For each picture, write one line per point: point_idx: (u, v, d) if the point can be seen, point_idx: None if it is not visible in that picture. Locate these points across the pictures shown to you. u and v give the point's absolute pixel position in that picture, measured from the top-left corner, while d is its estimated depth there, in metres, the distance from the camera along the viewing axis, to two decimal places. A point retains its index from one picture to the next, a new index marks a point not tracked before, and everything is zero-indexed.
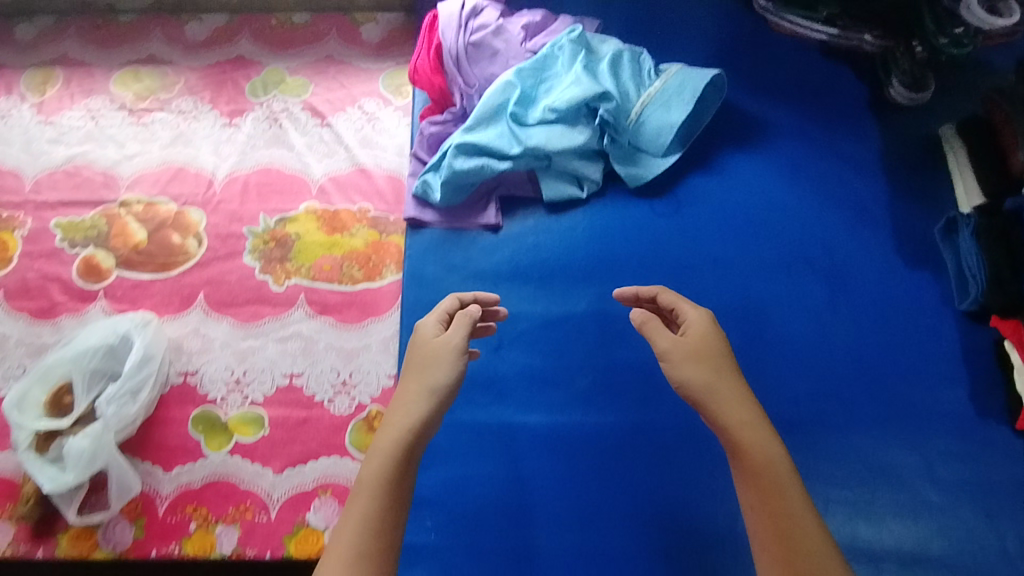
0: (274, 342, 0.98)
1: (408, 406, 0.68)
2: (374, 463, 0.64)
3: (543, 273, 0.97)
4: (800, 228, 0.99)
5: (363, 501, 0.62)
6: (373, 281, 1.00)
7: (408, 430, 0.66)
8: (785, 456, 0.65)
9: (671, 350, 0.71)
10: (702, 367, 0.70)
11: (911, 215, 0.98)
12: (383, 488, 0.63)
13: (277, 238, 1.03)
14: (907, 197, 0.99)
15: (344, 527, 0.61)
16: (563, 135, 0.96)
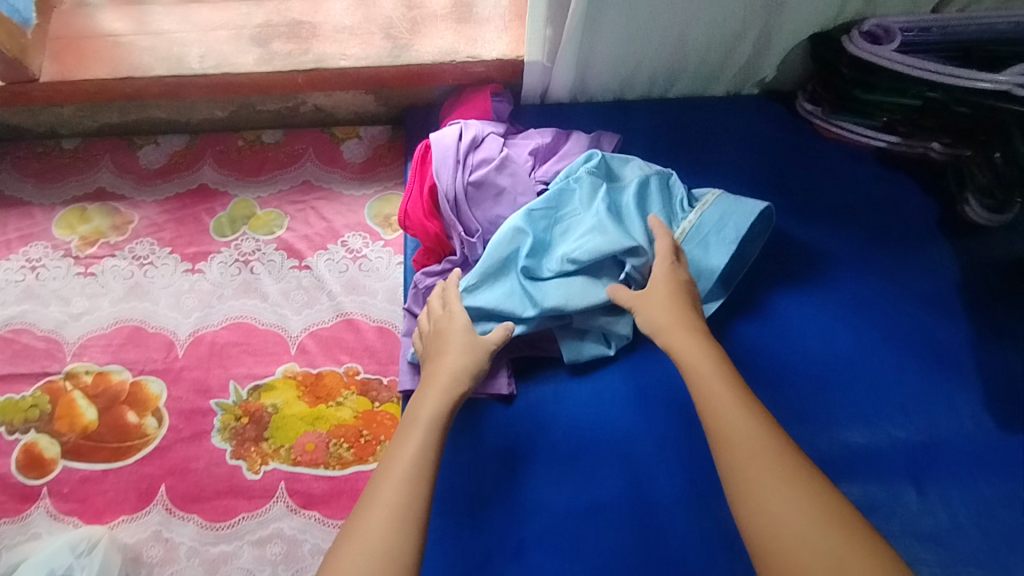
0: (249, 547, 0.81)
1: (438, 392, 0.70)
2: (396, 472, 0.63)
3: (569, 449, 0.79)
4: (877, 380, 0.81)
5: (395, 482, 0.61)
6: (366, 463, 0.84)
7: (440, 410, 0.69)
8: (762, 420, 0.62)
9: (635, 298, 0.75)
10: (669, 312, 0.73)
11: (1011, 358, 0.80)
12: (423, 449, 0.65)
13: (250, 412, 0.87)
14: (1001, 334, 0.81)
15: (386, 484, 0.61)
16: (589, 291, 0.77)
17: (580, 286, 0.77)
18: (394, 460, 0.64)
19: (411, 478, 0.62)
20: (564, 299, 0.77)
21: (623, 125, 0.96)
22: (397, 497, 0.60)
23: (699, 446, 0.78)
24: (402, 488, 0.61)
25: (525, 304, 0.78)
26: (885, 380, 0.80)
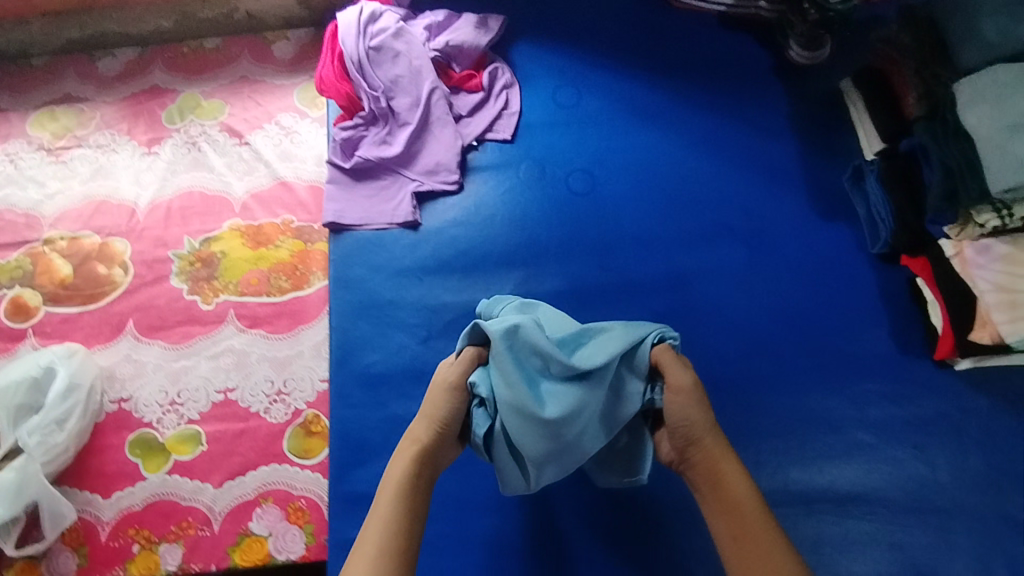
0: (206, 360, 0.98)
1: (409, 462, 0.71)
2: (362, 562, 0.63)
3: (466, 263, 0.98)
4: (716, 193, 0.99)
5: (366, 554, 0.64)
6: (301, 290, 1.01)
7: (409, 479, 0.69)
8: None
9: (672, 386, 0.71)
10: (698, 402, 0.71)
11: (822, 167, 0.99)
12: (388, 529, 0.66)
13: (202, 258, 1.04)
14: (817, 151, 1.00)
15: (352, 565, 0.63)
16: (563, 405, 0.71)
17: (534, 400, 0.70)
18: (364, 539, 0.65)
19: (379, 555, 0.64)
20: (512, 404, 0.70)
21: (508, 9, 1.13)
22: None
23: (570, 255, 0.97)
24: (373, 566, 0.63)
25: (503, 366, 0.70)
26: (720, 191, 0.99)
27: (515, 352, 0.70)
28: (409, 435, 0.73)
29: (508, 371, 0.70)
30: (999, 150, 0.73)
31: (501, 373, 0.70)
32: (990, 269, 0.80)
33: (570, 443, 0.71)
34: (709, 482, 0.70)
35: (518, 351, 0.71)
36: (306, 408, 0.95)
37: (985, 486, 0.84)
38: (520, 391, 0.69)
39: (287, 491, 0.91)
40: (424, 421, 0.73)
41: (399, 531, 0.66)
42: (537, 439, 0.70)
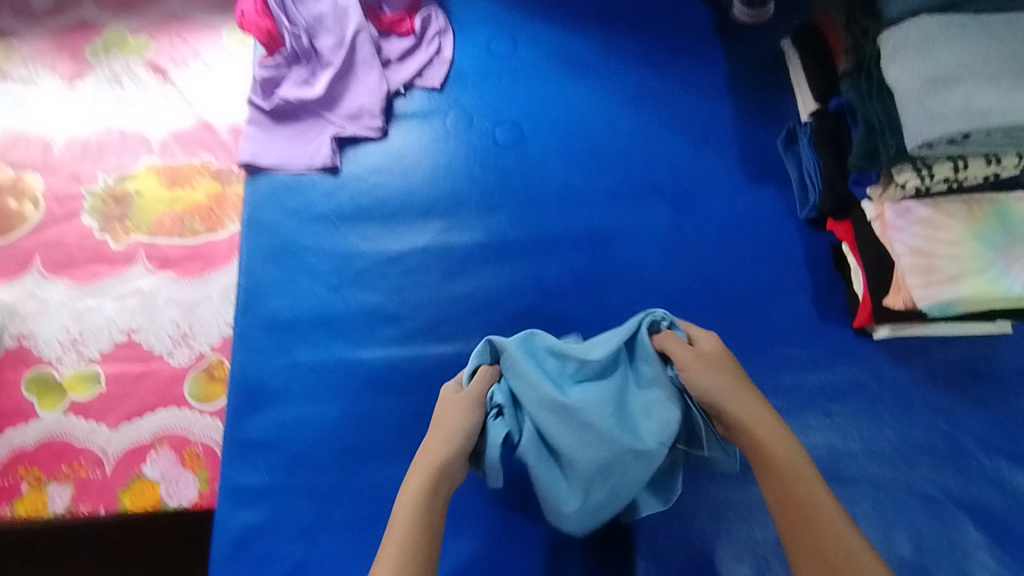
0: (111, 300, 0.95)
1: (422, 480, 0.66)
2: None
3: (385, 211, 0.96)
4: (646, 151, 0.97)
5: (384, 575, 0.59)
6: (215, 233, 0.98)
7: (426, 496, 0.65)
8: (865, 545, 0.59)
9: (682, 358, 0.70)
10: (717, 371, 0.69)
11: (757, 129, 0.98)
12: (405, 548, 0.61)
13: (116, 196, 1.01)
14: (752, 112, 0.99)
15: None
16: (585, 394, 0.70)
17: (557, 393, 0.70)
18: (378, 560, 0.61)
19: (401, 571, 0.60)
20: (536, 403, 0.70)
21: None
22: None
23: (493, 207, 0.95)
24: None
25: (518, 366, 0.71)
26: (651, 150, 0.97)
27: (529, 355, 0.72)
28: (422, 454, 0.68)
29: (524, 372, 0.70)
30: (919, 106, 0.72)
31: (519, 375, 0.70)
32: (908, 233, 0.80)
33: (610, 437, 0.68)
34: (749, 446, 0.66)
35: (533, 355, 0.72)
36: (210, 353, 0.93)
37: (894, 458, 0.82)
38: (541, 389, 0.70)
39: (183, 436, 0.88)
40: (439, 439, 0.69)
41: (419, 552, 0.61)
42: (567, 432, 0.69)
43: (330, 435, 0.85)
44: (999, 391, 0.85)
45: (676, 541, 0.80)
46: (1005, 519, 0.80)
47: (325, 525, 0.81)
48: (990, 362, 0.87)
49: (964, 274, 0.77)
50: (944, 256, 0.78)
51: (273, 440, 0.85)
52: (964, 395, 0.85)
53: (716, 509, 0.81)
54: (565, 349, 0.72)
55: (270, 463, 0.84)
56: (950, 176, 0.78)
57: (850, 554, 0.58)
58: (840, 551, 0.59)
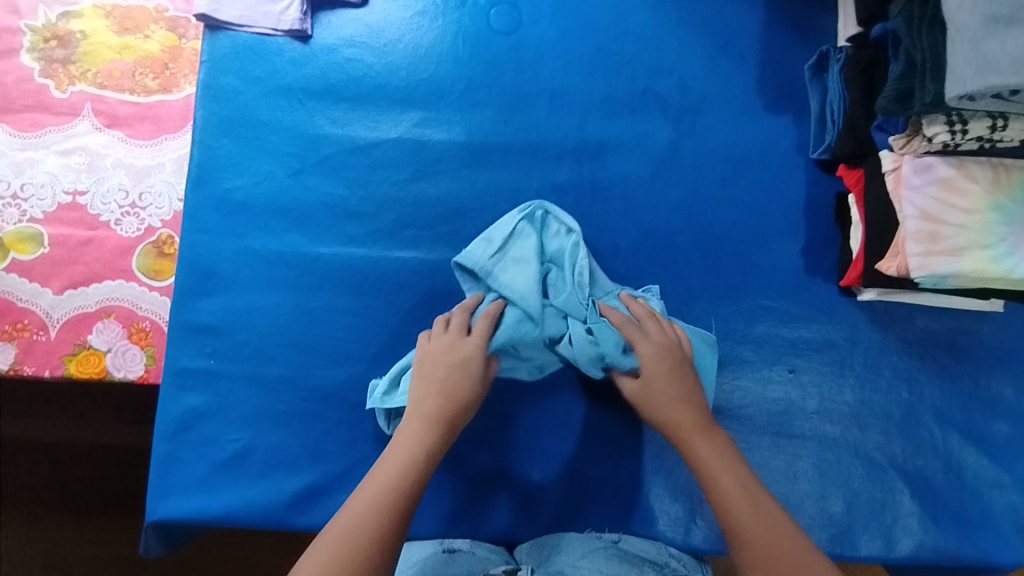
0: (55, 156, 0.88)
1: (412, 444, 0.67)
2: (398, 449, 0.66)
3: (357, 92, 0.87)
4: (655, 56, 0.88)
5: (407, 439, 0.67)
6: (169, 93, 0.90)
7: (412, 456, 0.66)
8: (736, 455, 0.67)
9: (643, 390, 0.72)
10: (668, 378, 0.71)
11: (783, 48, 0.89)
12: (386, 495, 0.62)
13: (59, 35, 0.91)
14: (780, 27, 0.89)
15: (338, 525, 0.60)
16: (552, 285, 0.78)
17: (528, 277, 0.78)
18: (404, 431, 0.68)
19: (381, 508, 0.61)
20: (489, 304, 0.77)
21: None
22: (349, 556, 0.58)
23: (477, 100, 0.86)
24: (390, 477, 0.64)
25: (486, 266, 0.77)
26: (660, 58, 0.88)
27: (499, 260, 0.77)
28: (414, 415, 0.69)
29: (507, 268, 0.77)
30: (971, 48, 0.62)
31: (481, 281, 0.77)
32: (922, 194, 0.73)
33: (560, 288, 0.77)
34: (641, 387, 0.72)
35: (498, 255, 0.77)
36: (160, 227, 0.87)
37: (848, 421, 0.81)
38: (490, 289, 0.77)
39: (130, 310, 0.85)
40: (429, 402, 0.70)
41: (401, 500, 0.63)
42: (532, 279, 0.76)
43: (279, 327, 0.82)
44: (971, 368, 0.83)
45: (620, 476, 0.81)
46: (944, 492, 0.80)
47: (267, 416, 0.80)
48: (969, 337, 0.84)
49: (970, 247, 0.71)
50: (954, 225, 0.71)
51: (221, 326, 0.82)
52: (934, 366, 0.83)
53: (657, 448, 0.81)
54: (527, 248, 0.78)
55: (216, 350, 0.82)
56: (985, 135, 0.68)
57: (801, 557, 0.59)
58: (789, 557, 0.59)
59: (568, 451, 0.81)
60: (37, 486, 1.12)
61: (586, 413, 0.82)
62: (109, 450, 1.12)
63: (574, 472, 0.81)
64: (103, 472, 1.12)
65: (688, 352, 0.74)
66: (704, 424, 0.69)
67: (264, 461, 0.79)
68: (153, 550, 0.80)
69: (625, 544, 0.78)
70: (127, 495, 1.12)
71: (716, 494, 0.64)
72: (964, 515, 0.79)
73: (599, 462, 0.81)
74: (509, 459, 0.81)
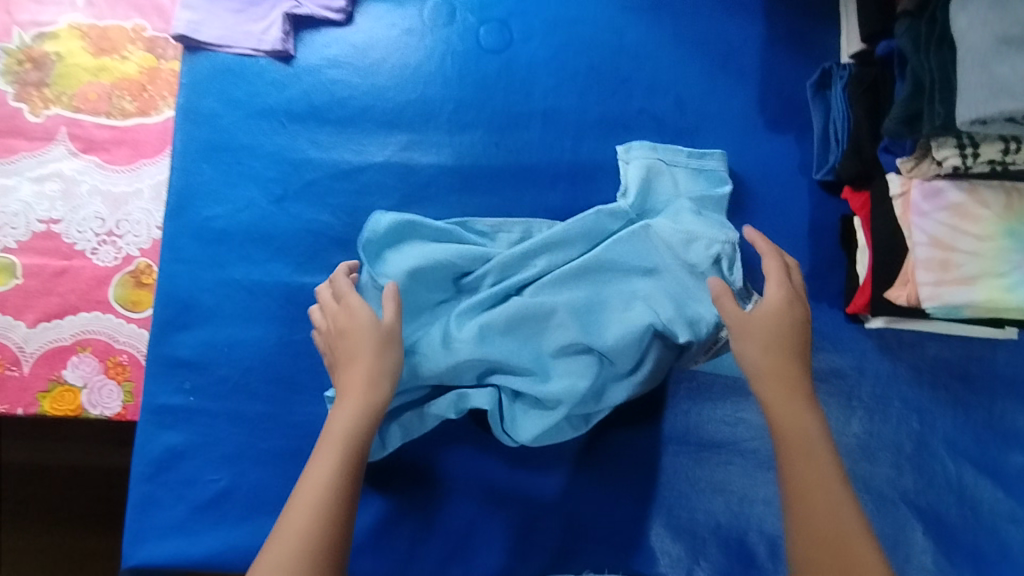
0: (29, 182, 0.85)
1: (330, 460, 0.59)
2: (324, 460, 0.59)
3: (342, 114, 0.83)
4: (651, 73, 0.85)
5: (333, 446, 0.60)
6: (147, 117, 0.87)
7: (334, 474, 0.58)
8: (819, 428, 0.61)
9: (734, 324, 0.65)
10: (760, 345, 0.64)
11: (784, 65, 0.86)
12: (319, 517, 0.56)
13: (33, 57, 0.88)
14: (780, 44, 0.86)
15: (280, 539, 0.55)
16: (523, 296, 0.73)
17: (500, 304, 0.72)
18: (332, 424, 0.62)
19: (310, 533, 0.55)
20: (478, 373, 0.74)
21: None
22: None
23: (467, 121, 0.83)
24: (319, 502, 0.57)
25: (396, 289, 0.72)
26: (657, 76, 0.85)
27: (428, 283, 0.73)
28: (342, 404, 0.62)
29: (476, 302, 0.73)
30: (982, 70, 0.58)
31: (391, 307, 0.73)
32: (932, 220, 0.70)
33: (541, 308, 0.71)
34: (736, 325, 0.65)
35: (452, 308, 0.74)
36: (138, 256, 0.84)
37: (857, 454, 0.78)
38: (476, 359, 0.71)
39: (107, 343, 0.82)
40: (347, 415, 0.62)
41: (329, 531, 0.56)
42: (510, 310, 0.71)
43: (262, 361, 0.78)
44: (984, 397, 0.79)
45: (619, 514, 0.77)
46: (958, 528, 0.76)
47: (250, 455, 0.76)
48: (982, 364, 0.80)
49: (983, 276, 0.67)
50: (966, 252, 0.68)
51: (200, 360, 0.78)
52: (946, 396, 0.79)
53: (658, 484, 0.78)
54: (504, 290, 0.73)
55: (196, 385, 0.78)
56: (998, 158, 0.65)
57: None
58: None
59: (565, 487, 0.77)
60: (18, 522, 1.08)
61: (582, 448, 0.78)
62: (89, 471, 1.09)
63: (573, 509, 0.77)
64: (83, 495, 1.09)
65: (797, 319, 0.66)
66: (797, 393, 0.62)
67: (246, 503, 0.75)
68: None
69: None
70: (107, 516, 1.08)
71: (786, 474, 0.59)
72: (980, 553, 0.75)
73: (598, 499, 0.77)
74: (505, 496, 0.77)
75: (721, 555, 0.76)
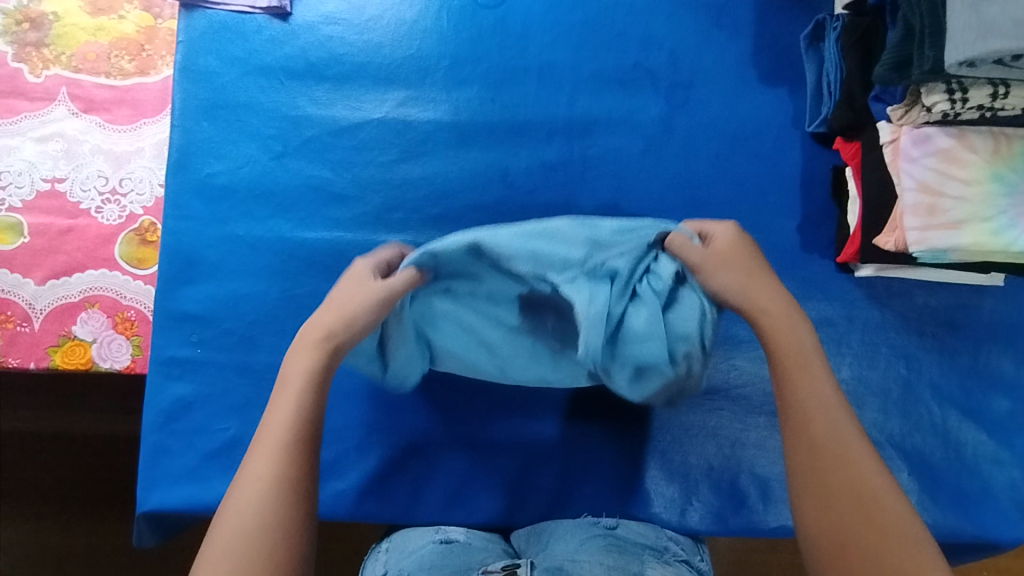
0: (32, 142, 0.86)
1: (308, 354, 0.61)
2: (300, 360, 0.61)
3: (339, 71, 0.84)
4: (646, 26, 0.86)
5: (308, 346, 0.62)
6: (146, 76, 0.88)
7: (312, 369, 0.60)
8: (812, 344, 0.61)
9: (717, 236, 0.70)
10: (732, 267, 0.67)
11: (778, 18, 0.86)
12: (292, 414, 0.57)
13: (31, 18, 0.88)
14: None
15: (264, 437, 0.56)
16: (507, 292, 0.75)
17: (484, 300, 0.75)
18: (312, 326, 0.64)
19: (285, 448, 0.55)
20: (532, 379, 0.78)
21: None
22: (277, 469, 0.54)
23: (463, 76, 0.84)
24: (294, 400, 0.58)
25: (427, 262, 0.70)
26: (651, 30, 0.85)
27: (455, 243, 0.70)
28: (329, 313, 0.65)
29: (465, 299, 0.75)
30: (970, 12, 0.59)
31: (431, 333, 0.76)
32: (921, 165, 0.71)
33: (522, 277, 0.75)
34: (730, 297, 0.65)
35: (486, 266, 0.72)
36: (142, 215, 0.86)
37: (846, 399, 0.80)
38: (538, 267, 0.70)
39: (115, 300, 0.84)
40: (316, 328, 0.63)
41: (307, 427, 0.57)
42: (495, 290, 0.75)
43: (266, 314, 0.80)
44: (970, 345, 0.81)
45: (615, 458, 0.80)
46: (942, 469, 0.79)
47: (257, 404, 0.79)
48: (969, 312, 0.82)
49: (970, 220, 0.69)
50: (953, 197, 0.69)
51: (206, 314, 0.80)
52: (933, 343, 0.81)
53: (652, 429, 0.80)
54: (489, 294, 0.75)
55: (202, 338, 0.80)
56: (986, 103, 0.66)
57: (876, 496, 0.52)
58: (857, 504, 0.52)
59: (562, 433, 0.80)
60: (31, 479, 1.12)
61: (579, 397, 0.80)
62: (99, 438, 1.12)
63: (568, 452, 0.80)
64: (93, 454, 1.12)
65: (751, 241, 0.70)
66: (795, 330, 0.62)
67: None
68: (145, 540, 0.79)
69: (624, 530, 0.76)
70: (116, 474, 1.11)
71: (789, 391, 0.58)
72: (962, 493, 0.78)
73: (594, 443, 0.80)
74: (502, 443, 0.80)
75: (714, 497, 0.79)
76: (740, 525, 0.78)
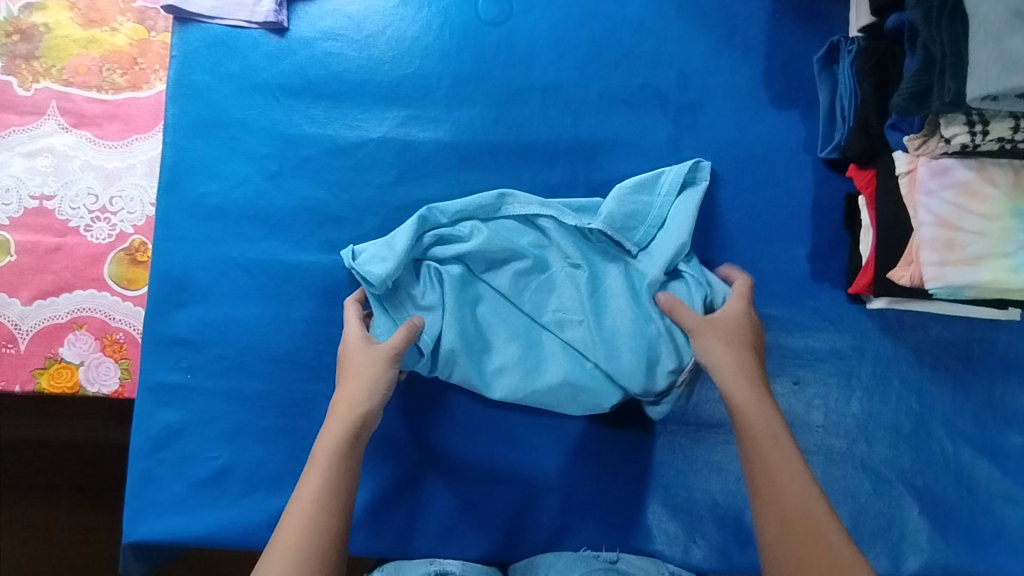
0: (20, 157, 0.83)
1: (343, 418, 0.64)
2: (334, 425, 0.64)
3: (337, 88, 0.82)
4: (654, 45, 0.83)
5: (342, 409, 0.65)
6: (139, 90, 0.86)
7: (341, 437, 0.62)
8: (776, 411, 0.63)
9: (697, 323, 0.68)
10: (721, 337, 0.68)
11: (791, 40, 0.84)
12: (326, 477, 0.60)
13: (21, 29, 0.86)
14: (787, 17, 0.84)
15: (298, 503, 0.58)
16: (504, 309, 0.74)
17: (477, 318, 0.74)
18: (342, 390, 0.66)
19: (309, 519, 0.57)
20: (514, 392, 0.72)
21: None
22: (305, 533, 0.56)
23: (465, 95, 0.81)
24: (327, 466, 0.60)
25: (483, 204, 0.74)
26: (660, 49, 0.83)
27: (511, 207, 0.75)
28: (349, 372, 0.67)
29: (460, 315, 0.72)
30: (993, 44, 0.57)
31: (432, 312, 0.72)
32: (938, 199, 0.68)
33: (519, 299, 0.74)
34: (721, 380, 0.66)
35: (525, 233, 0.75)
36: (132, 233, 0.83)
37: (855, 434, 0.77)
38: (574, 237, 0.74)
39: (104, 321, 0.81)
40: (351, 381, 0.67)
41: (338, 493, 0.59)
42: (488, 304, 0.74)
43: (259, 339, 0.78)
44: (984, 379, 0.79)
45: (619, 493, 0.77)
46: (955, 508, 0.76)
47: (247, 432, 0.76)
48: (984, 346, 0.79)
49: (989, 256, 0.66)
50: (972, 232, 0.67)
51: (197, 339, 0.78)
52: (946, 376, 0.79)
53: (656, 462, 0.78)
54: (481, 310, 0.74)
55: (193, 363, 0.78)
56: (1007, 137, 0.63)
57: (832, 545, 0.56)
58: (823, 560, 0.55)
59: (561, 464, 0.77)
60: (19, 491, 1.09)
61: (580, 428, 0.78)
62: (88, 448, 1.09)
63: (568, 484, 0.77)
64: (82, 466, 1.09)
65: (756, 324, 0.70)
66: (751, 382, 0.65)
67: (245, 480, 0.75)
68: (133, 571, 0.77)
69: (624, 565, 0.74)
70: (106, 486, 1.09)
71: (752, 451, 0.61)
72: (975, 533, 0.76)
73: (595, 476, 0.77)
74: (501, 472, 0.77)
75: (718, 534, 0.77)
76: (745, 563, 0.76)
